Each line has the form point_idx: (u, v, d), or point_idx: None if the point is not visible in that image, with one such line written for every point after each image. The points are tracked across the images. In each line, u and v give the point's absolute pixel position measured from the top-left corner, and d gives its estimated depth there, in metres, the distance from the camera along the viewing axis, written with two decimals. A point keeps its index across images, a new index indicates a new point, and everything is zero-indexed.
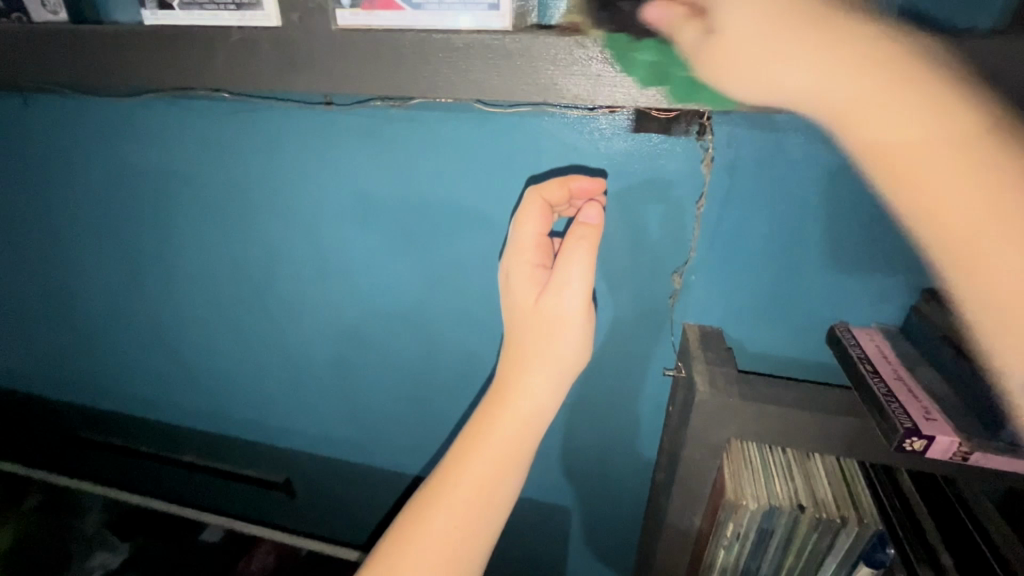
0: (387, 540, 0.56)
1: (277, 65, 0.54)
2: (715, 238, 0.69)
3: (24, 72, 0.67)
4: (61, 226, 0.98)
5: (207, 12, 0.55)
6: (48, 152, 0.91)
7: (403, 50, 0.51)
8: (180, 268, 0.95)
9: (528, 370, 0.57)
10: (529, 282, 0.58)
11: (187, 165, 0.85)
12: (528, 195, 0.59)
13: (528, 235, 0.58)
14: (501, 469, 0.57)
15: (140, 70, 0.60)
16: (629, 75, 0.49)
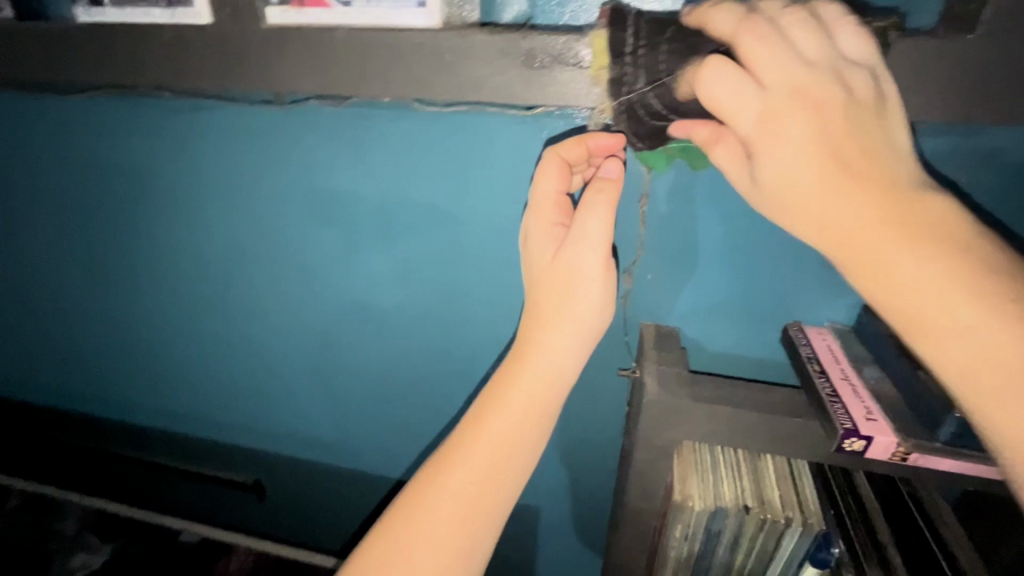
0: (407, 490, 0.57)
1: (212, 62, 0.53)
2: (667, 238, 0.69)
3: None
4: (21, 226, 0.96)
5: (140, 10, 0.54)
6: (5, 152, 0.90)
7: (335, 48, 0.50)
8: (141, 268, 0.94)
9: (547, 328, 0.57)
10: (548, 239, 0.58)
11: (142, 164, 0.84)
12: (546, 153, 0.58)
13: (546, 192, 0.57)
14: (521, 425, 0.57)
15: (79, 68, 0.59)
16: (562, 73, 0.49)
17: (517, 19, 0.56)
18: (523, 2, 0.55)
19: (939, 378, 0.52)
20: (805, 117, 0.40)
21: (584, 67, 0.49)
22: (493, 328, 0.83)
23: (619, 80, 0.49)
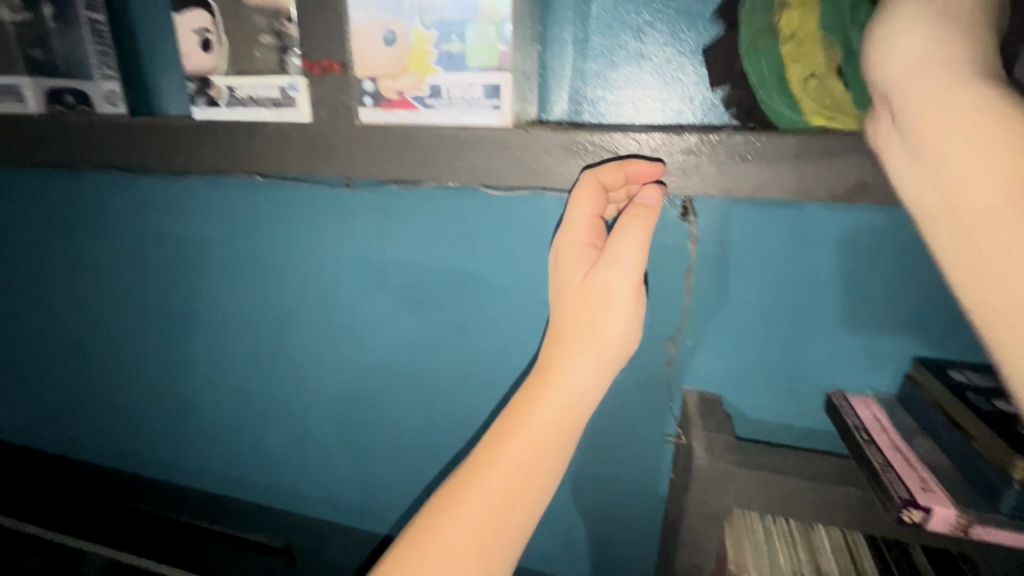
0: (418, 522, 0.50)
1: (308, 155, 0.61)
2: (709, 307, 0.72)
3: (91, 159, 0.76)
4: (95, 289, 1.04)
5: (248, 109, 0.62)
6: (92, 223, 0.99)
7: (419, 141, 0.57)
8: (201, 329, 1.00)
9: (574, 351, 0.53)
10: (574, 260, 0.54)
11: (218, 234, 0.91)
12: (582, 174, 0.55)
13: (582, 212, 0.54)
14: (537, 455, 0.51)
15: (186, 157, 0.68)
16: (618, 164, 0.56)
17: (564, 115, 0.65)
18: (569, 101, 0.64)
19: (991, 447, 0.53)
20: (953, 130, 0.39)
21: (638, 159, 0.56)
22: None
23: (668, 170, 0.55)
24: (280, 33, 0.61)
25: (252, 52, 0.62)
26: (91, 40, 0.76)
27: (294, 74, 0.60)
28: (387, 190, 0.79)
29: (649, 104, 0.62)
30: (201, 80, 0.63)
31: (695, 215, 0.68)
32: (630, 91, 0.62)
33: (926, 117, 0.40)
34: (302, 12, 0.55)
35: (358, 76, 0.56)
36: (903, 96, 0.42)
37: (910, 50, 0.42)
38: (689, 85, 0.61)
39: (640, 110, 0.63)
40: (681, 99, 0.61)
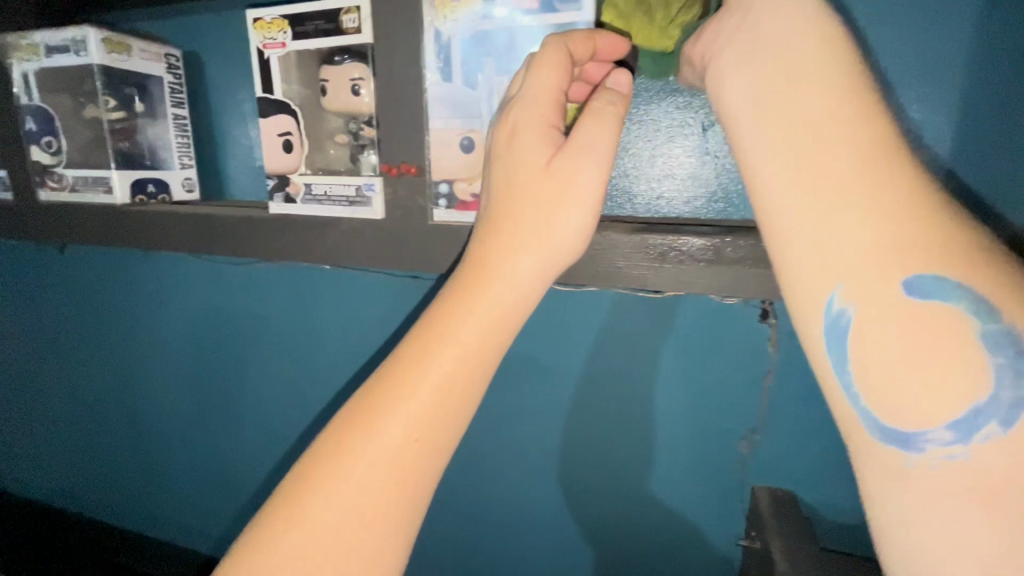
0: (302, 469, 0.39)
1: (382, 252, 0.63)
2: (788, 404, 0.66)
3: (159, 245, 0.78)
4: (135, 369, 1.01)
5: (323, 206, 0.64)
6: (136, 303, 0.97)
7: None
8: (234, 408, 0.95)
9: (518, 250, 0.42)
10: (519, 144, 0.44)
11: (258, 311, 0.88)
12: (548, 42, 0.45)
13: (538, 93, 0.43)
14: (457, 381, 0.40)
15: (259, 248, 0.70)
16: (691, 268, 0.53)
17: (619, 211, 0.67)
18: (623, 198, 0.66)
19: None
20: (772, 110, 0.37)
21: (713, 263, 0.53)
22: (593, 494, 0.75)
23: (748, 275, 0.52)
24: (355, 135, 0.64)
25: (328, 150, 0.66)
26: (174, 134, 0.82)
27: (371, 175, 0.62)
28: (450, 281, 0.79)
29: (705, 196, 0.64)
30: (281, 178, 0.66)
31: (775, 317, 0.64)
32: (686, 185, 0.64)
33: (788, 19, 0.37)
34: (382, 121, 0.58)
35: (434, 179, 0.58)
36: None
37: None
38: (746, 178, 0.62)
39: (697, 202, 0.64)
40: (742, 194, 0.62)
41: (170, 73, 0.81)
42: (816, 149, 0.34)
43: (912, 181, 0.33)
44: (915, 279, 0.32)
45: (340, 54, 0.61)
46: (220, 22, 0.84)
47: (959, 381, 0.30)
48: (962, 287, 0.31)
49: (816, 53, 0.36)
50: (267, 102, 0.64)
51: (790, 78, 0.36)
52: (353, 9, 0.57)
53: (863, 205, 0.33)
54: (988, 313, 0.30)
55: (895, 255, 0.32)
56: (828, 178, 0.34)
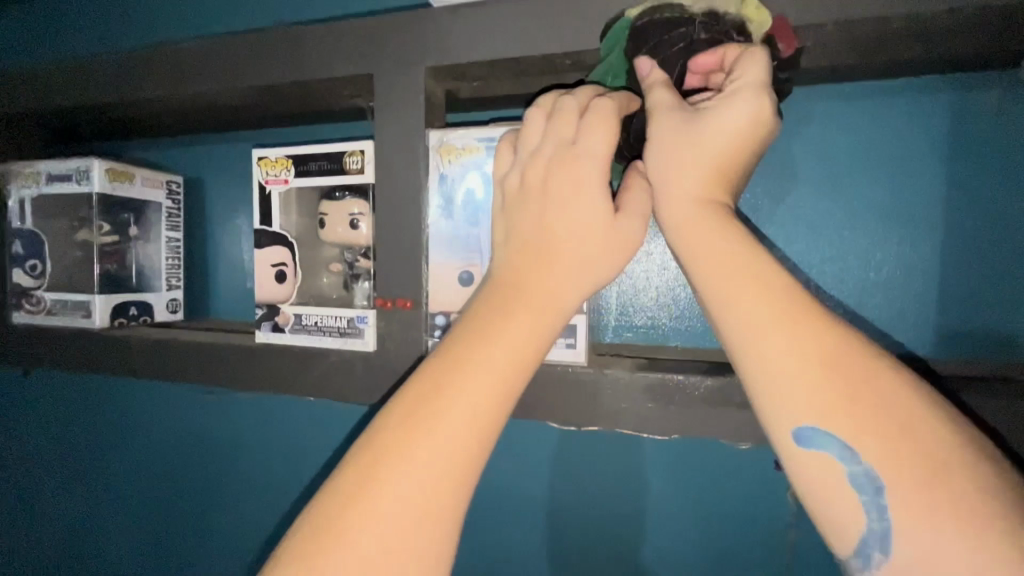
0: (307, 535, 0.35)
1: (372, 385, 0.60)
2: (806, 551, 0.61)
3: (129, 372, 0.73)
4: (92, 501, 0.92)
5: (313, 336, 0.62)
6: (101, 428, 0.90)
7: None
8: (195, 548, 0.85)
9: (538, 303, 0.40)
10: (578, 195, 0.41)
11: (231, 440, 0.82)
12: (605, 99, 0.42)
13: (606, 150, 0.41)
14: (489, 416, 0.37)
15: (240, 377, 0.66)
16: (699, 408, 0.51)
17: (613, 338, 0.67)
18: (617, 328, 0.67)
19: None
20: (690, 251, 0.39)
21: (721, 403, 0.50)
22: None
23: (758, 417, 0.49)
24: (350, 264, 0.67)
25: (322, 278, 0.68)
26: (166, 257, 0.83)
27: (364, 307, 0.60)
28: None
29: (696, 324, 0.64)
30: (270, 307, 0.64)
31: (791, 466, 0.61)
32: (677, 313, 0.65)
33: (673, 193, 0.40)
34: (379, 255, 0.58)
35: (429, 311, 0.57)
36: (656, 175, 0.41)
37: (676, 134, 0.40)
38: None
39: (690, 333, 0.65)
40: None
41: (169, 198, 0.83)
42: (734, 304, 0.36)
43: (799, 340, 0.34)
44: (801, 430, 0.34)
45: (340, 190, 0.63)
46: (224, 151, 0.87)
47: (846, 516, 0.34)
48: (838, 437, 0.33)
49: (701, 220, 0.39)
50: (263, 233, 0.64)
51: (685, 241, 0.39)
52: (357, 152, 0.59)
53: (758, 360, 0.35)
54: (855, 455, 0.33)
55: (789, 409, 0.34)
56: (727, 336, 0.37)
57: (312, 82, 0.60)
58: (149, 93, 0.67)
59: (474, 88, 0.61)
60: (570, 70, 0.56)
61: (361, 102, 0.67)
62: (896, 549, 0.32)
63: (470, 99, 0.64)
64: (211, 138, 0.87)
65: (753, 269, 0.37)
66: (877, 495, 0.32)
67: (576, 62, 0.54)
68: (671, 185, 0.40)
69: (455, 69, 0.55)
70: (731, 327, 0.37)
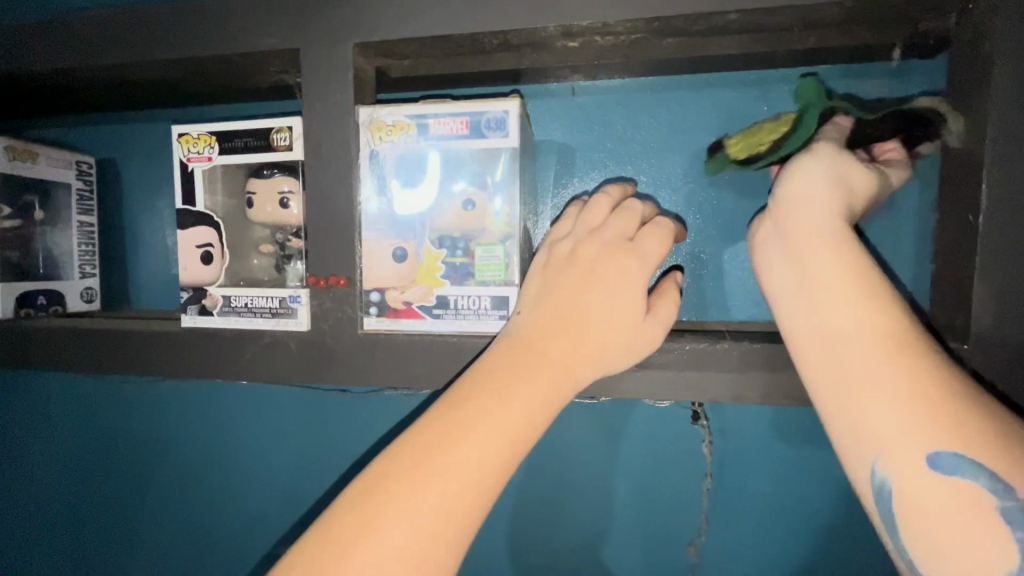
0: (348, 519, 0.41)
1: (308, 364, 0.59)
2: (723, 498, 0.67)
3: (38, 364, 0.69)
4: (6, 511, 0.86)
5: (244, 318, 0.60)
6: (11, 431, 0.84)
7: (425, 350, 0.56)
8: (124, 550, 0.82)
9: (565, 372, 0.48)
10: (620, 283, 0.51)
11: (159, 434, 0.78)
12: (665, 223, 0.54)
13: (655, 257, 0.52)
14: (493, 474, 0.43)
15: (165, 364, 0.64)
16: (624, 370, 0.54)
17: None
18: None
19: None
20: (852, 268, 0.44)
21: (644, 365, 0.54)
22: None
23: (676, 375, 0.53)
24: (282, 244, 0.66)
25: (252, 259, 0.67)
26: (78, 242, 0.79)
27: (297, 286, 0.60)
28: (379, 396, 0.70)
29: None
30: (196, 289, 0.62)
31: (706, 419, 0.67)
32: None
33: (808, 231, 0.46)
34: (310, 233, 0.57)
35: (364, 288, 0.57)
36: (793, 208, 0.47)
37: (822, 181, 0.47)
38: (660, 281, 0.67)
39: None
40: None
41: (79, 179, 0.78)
42: (874, 328, 0.42)
43: (924, 370, 0.40)
44: (936, 455, 0.38)
45: (268, 168, 0.61)
46: (140, 130, 0.82)
47: (980, 549, 0.35)
48: (974, 463, 0.37)
49: (831, 261, 0.45)
50: (186, 213, 0.61)
51: (811, 283, 0.45)
52: (285, 129, 0.58)
53: (883, 380, 0.40)
54: (1005, 490, 0.36)
55: (910, 434, 0.38)
56: (850, 352, 0.42)
57: (234, 56, 0.58)
58: (52, 64, 0.63)
59: (403, 67, 0.61)
60: (499, 50, 0.57)
61: (289, 80, 0.65)
62: None
63: (402, 78, 0.65)
64: (125, 117, 0.82)
65: (875, 306, 0.43)
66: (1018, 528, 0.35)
67: (503, 43, 0.55)
68: (803, 226, 0.46)
69: (385, 45, 0.56)
70: (858, 361, 0.42)
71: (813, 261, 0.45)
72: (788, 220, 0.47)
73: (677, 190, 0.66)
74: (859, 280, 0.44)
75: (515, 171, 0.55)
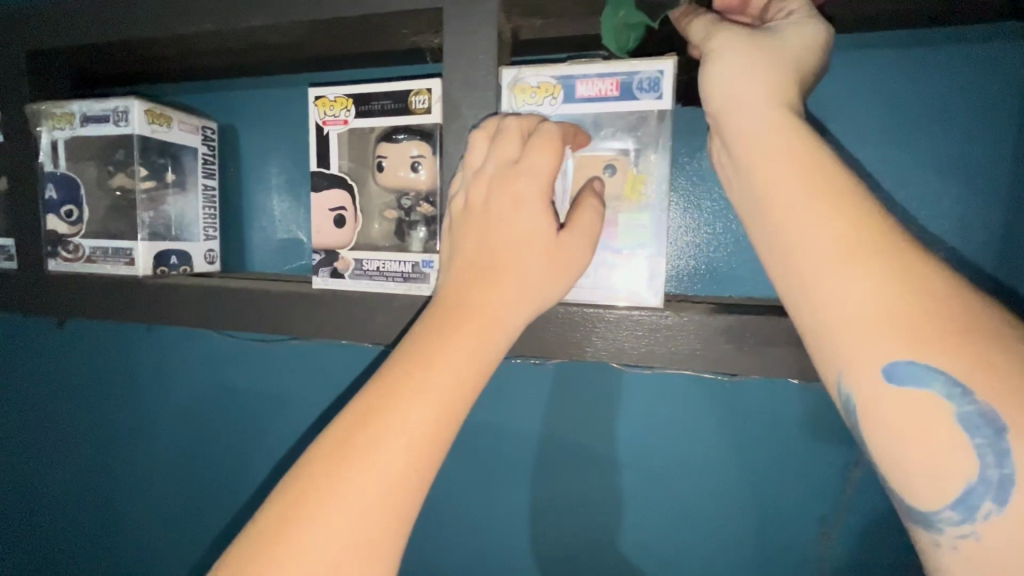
0: (281, 504, 0.38)
1: None
2: (852, 483, 0.67)
3: (171, 318, 0.72)
4: (127, 456, 0.92)
5: (375, 282, 0.61)
6: (134, 381, 0.90)
7: (572, 321, 0.56)
8: (236, 497, 0.86)
9: (462, 319, 0.44)
10: (517, 208, 0.46)
11: (272, 392, 0.82)
12: (547, 128, 0.48)
13: (543, 172, 0.46)
14: (426, 438, 0.40)
15: (294, 324, 0.66)
16: (776, 349, 0.52)
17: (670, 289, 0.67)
18: (676, 280, 0.67)
19: None
20: (778, 159, 0.41)
21: (799, 344, 0.52)
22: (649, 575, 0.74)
23: None
24: (407, 210, 0.63)
25: (374, 225, 0.64)
26: (202, 206, 0.81)
27: (428, 252, 0.60)
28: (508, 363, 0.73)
29: (758, 272, 0.65)
30: (328, 252, 0.63)
31: None
32: (735, 262, 0.65)
33: (750, 130, 0.42)
34: (448, 199, 0.57)
35: None
36: (719, 104, 0.43)
37: (737, 72, 0.42)
38: None
39: (747, 281, 0.65)
40: None
41: (204, 144, 0.81)
42: (821, 217, 0.39)
43: (889, 257, 0.37)
44: (890, 366, 0.36)
45: (401, 132, 0.61)
46: (258, 96, 0.84)
47: (952, 469, 0.34)
48: (942, 372, 0.34)
49: (781, 158, 0.40)
50: (320, 176, 0.63)
51: (761, 198, 0.42)
52: (424, 91, 0.57)
53: (823, 284, 0.38)
54: (965, 394, 0.34)
55: (879, 344, 0.36)
56: (798, 261, 0.39)
57: (373, 17, 0.58)
58: (194, 29, 0.64)
59: (538, 27, 0.59)
60: None
61: (420, 42, 0.65)
62: (1010, 498, 0.32)
63: (531, 40, 0.63)
64: (245, 84, 0.85)
65: (840, 203, 0.39)
66: (996, 437, 0.33)
67: None
68: (741, 132, 0.42)
69: (530, 4, 0.54)
70: (822, 283, 0.38)
71: (761, 152, 0.41)
72: (727, 122, 0.43)
73: None
74: (804, 167, 0.40)
75: (665, 135, 0.52)
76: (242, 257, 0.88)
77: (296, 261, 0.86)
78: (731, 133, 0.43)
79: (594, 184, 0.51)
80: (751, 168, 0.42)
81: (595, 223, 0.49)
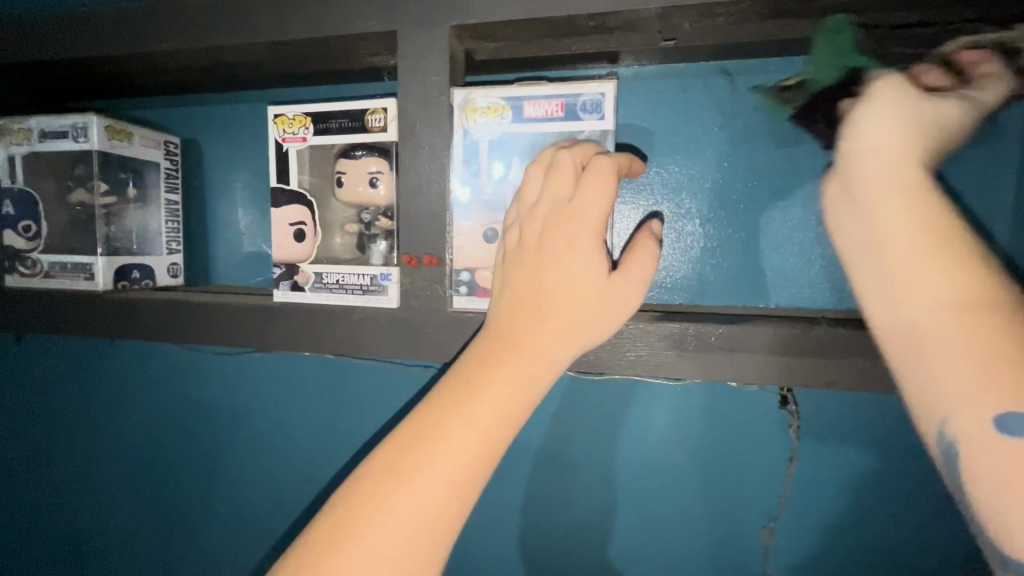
0: (333, 515, 0.41)
1: (397, 339, 0.61)
2: (801, 487, 0.67)
3: (133, 333, 0.73)
4: (90, 471, 0.91)
5: (335, 295, 0.63)
6: (96, 395, 0.89)
7: None
8: (201, 510, 0.86)
9: (516, 359, 0.44)
10: (569, 249, 0.46)
11: (237, 404, 0.82)
12: (597, 165, 0.48)
13: (595, 213, 0.47)
14: (471, 467, 0.41)
15: (256, 337, 0.67)
16: (714, 354, 0.55)
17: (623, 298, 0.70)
18: None
19: None
20: (895, 197, 0.42)
21: (736, 349, 0.55)
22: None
23: (769, 358, 0.54)
24: (367, 223, 0.65)
25: (336, 238, 0.65)
26: (165, 221, 0.81)
27: (386, 265, 0.62)
28: None
29: (705, 280, 0.68)
30: (289, 266, 0.64)
31: (794, 404, 0.66)
32: (683, 271, 0.69)
33: (869, 170, 0.44)
34: (403, 213, 0.59)
35: (455, 267, 0.59)
36: (851, 137, 0.45)
37: (880, 129, 0.44)
38: (738, 266, 0.67)
39: (695, 289, 0.68)
40: (729, 281, 0.68)
41: (167, 159, 0.81)
42: (932, 256, 0.40)
43: (990, 301, 0.38)
44: (1003, 417, 0.36)
45: (359, 149, 0.62)
46: (222, 111, 0.85)
47: None
48: None
49: (897, 196, 0.42)
50: (280, 191, 0.64)
51: (877, 228, 0.43)
52: (380, 110, 0.59)
53: (930, 319, 0.40)
54: None
55: (970, 385, 0.37)
56: (895, 293, 0.42)
57: (330, 38, 0.60)
58: (152, 48, 0.65)
59: (492, 50, 0.62)
60: (590, 32, 0.57)
61: (379, 62, 0.67)
62: None
63: (486, 61, 0.65)
64: (209, 100, 0.86)
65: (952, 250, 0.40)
66: None
67: (598, 25, 0.55)
68: (863, 171, 0.44)
69: (480, 28, 0.56)
70: (919, 313, 0.40)
71: (881, 192, 0.43)
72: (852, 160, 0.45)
73: (762, 175, 0.66)
74: (921, 208, 0.42)
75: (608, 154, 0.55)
76: (206, 270, 0.89)
77: (261, 274, 0.86)
78: (851, 169, 0.45)
79: (650, 225, 0.52)
80: (860, 207, 0.44)
81: (644, 265, 0.49)
